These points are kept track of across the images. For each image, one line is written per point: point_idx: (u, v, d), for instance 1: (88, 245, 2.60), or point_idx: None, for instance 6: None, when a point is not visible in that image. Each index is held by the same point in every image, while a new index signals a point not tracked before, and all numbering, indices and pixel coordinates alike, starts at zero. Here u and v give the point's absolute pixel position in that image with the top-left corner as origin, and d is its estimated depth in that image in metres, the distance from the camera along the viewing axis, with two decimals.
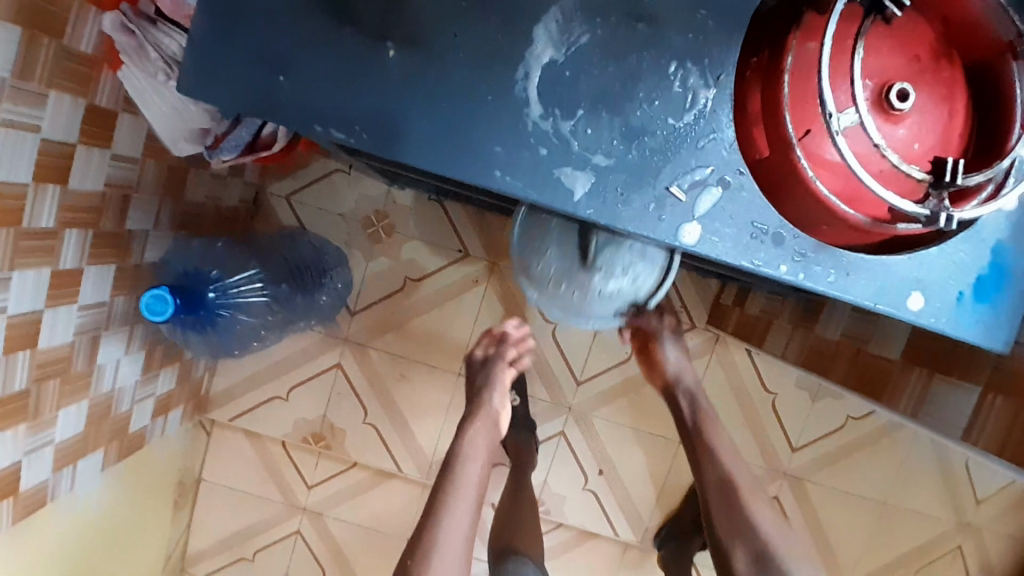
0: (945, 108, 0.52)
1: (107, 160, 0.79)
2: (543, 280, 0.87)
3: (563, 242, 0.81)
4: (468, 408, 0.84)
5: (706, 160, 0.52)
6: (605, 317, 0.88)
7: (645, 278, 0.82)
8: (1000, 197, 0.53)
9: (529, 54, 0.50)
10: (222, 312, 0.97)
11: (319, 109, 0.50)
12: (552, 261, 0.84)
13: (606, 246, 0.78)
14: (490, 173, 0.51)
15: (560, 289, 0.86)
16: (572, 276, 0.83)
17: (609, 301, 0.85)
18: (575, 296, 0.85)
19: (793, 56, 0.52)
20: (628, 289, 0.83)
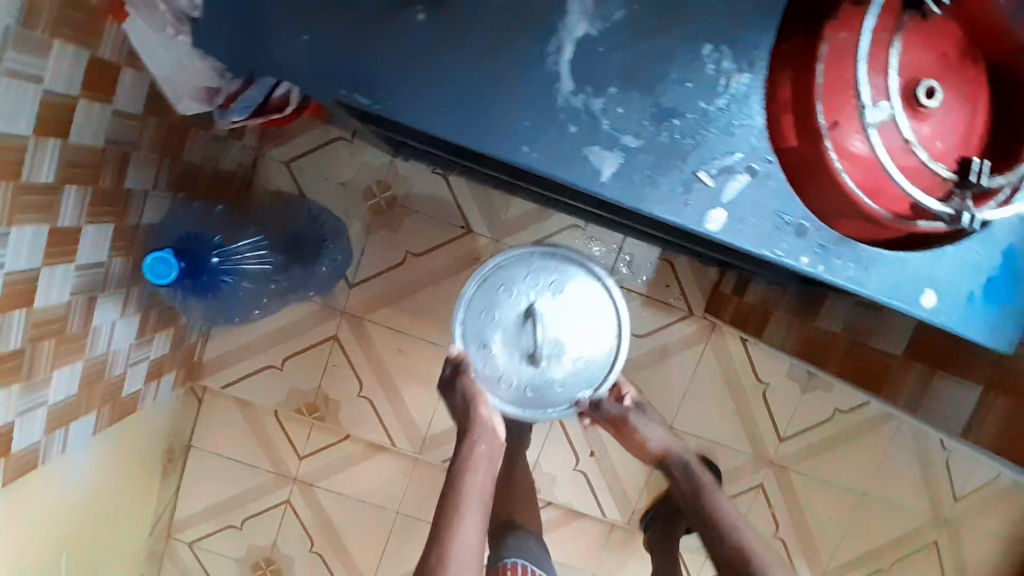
0: (970, 108, 0.52)
1: (109, 115, 0.76)
2: (494, 382, 0.88)
3: (513, 334, 0.89)
4: (461, 429, 0.82)
5: (735, 146, 0.51)
6: (562, 407, 0.90)
7: (589, 362, 0.91)
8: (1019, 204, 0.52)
9: (563, 26, 0.49)
10: (224, 277, 0.99)
11: (343, 73, 0.49)
12: (501, 356, 0.89)
13: (548, 332, 0.90)
14: (516, 147, 0.49)
15: (511, 386, 0.89)
16: (521, 370, 0.89)
17: (559, 392, 0.90)
18: (526, 393, 0.89)
19: (828, 44, 0.50)
20: (575, 375, 0.90)
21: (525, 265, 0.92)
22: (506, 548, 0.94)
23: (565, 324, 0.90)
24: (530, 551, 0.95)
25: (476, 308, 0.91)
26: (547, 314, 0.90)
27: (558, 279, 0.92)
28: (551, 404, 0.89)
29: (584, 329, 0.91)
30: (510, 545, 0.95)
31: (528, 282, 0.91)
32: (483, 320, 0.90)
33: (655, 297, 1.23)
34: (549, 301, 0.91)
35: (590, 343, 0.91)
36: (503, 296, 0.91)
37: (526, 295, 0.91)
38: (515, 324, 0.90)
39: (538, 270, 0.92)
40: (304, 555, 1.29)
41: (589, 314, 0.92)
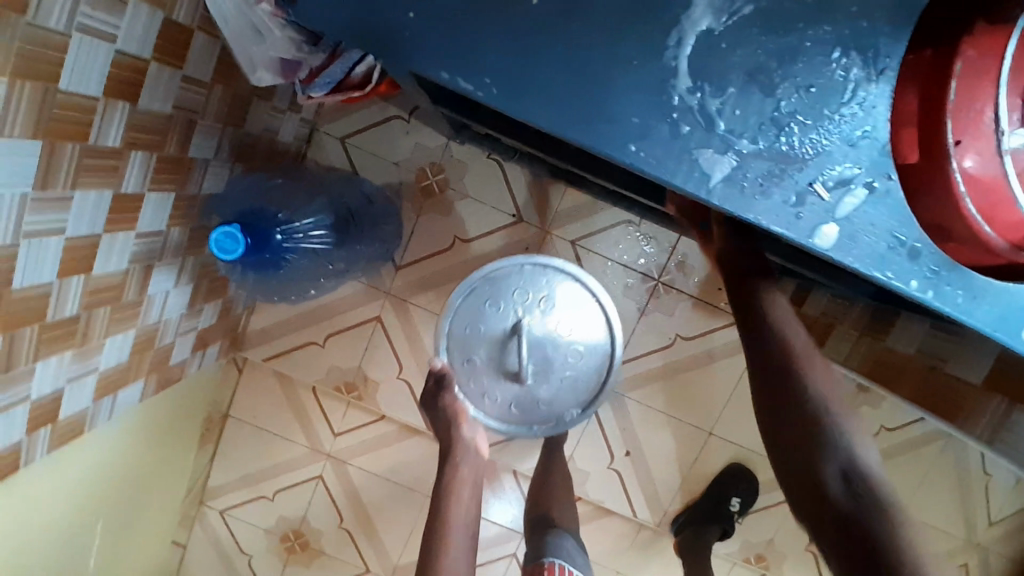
0: None
1: (178, 81, 0.74)
2: (479, 397, 0.89)
3: (497, 349, 0.89)
4: (443, 451, 0.78)
5: (856, 159, 0.48)
6: (547, 423, 0.92)
7: (575, 379, 0.91)
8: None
9: (686, 18, 0.45)
10: (285, 255, 0.94)
11: (448, 54, 0.46)
12: (485, 372, 0.89)
13: (535, 349, 0.89)
14: (623, 145, 0.47)
15: (496, 402, 0.89)
16: (506, 387, 0.89)
17: (543, 410, 0.91)
18: (511, 409, 0.90)
19: (963, 63, 0.47)
20: (561, 393, 0.91)
21: (515, 278, 0.91)
22: (548, 547, 0.91)
23: (552, 342, 0.90)
24: (567, 551, 0.91)
25: (462, 321, 0.90)
26: (534, 331, 0.89)
27: (547, 295, 0.91)
28: (532, 421, 0.91)
29: (571, 347, 0.90)
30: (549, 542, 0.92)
31: (517, 296, 0.90)
32: (469, 335, 0.90)
33: (707, 301, 1.18)
34: (538, 318, 0.90)
35: (577, 362, 0.91)
36: (490, 310, 0.90)
37: (515, 310, 0.90)
38: (501, 340, 0.89)
39: (527, 285, 0.91)
40: (331, 530, 1.30)
41: (577, 331, 0.91)
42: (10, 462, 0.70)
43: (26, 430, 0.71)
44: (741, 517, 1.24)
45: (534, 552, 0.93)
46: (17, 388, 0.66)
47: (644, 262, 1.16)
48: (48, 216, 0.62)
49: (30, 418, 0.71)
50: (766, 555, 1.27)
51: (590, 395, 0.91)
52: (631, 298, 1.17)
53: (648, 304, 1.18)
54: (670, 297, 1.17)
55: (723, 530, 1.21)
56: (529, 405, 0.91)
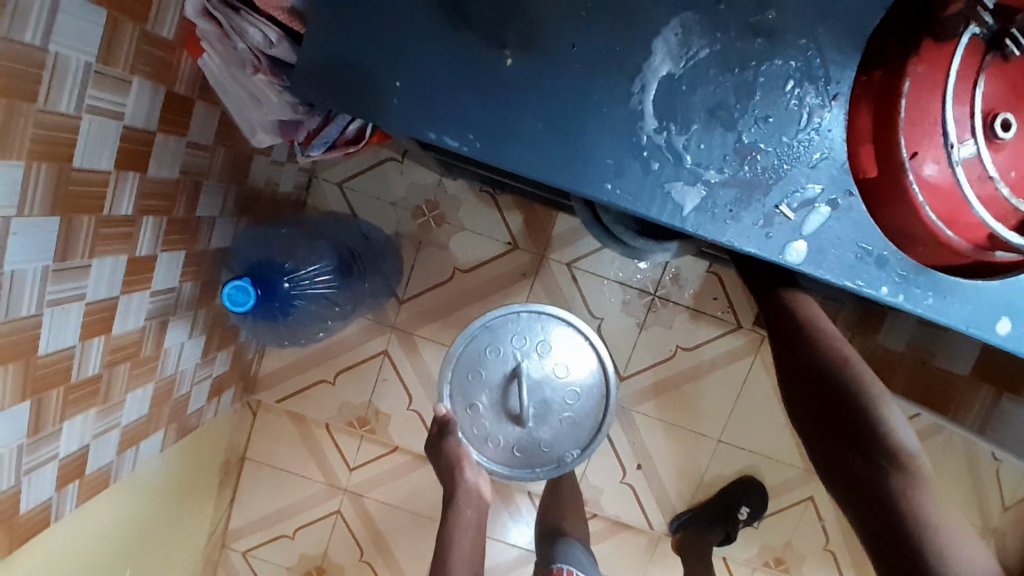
0: None
1: (182, 147, 0.79)
2: (481, 441, 0.92)
3: (498, 396, 0.92)
4: (446, 493, 0.85)
5: (817, 179, 0.52)
6: (549, 466, 0.93)
7: (575, 422, 0.93)
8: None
9: (647, 67, 0.50)
10: (294, 301, 0.98)
11: (434, 115, 0.51)
12: (487, 416, 0.92)
13: (535, 393, 0.92)
14: (601, 184, 0.50)
15: (498, 446, 0.92)
16: (507, 430, 0.91)
17: (545, 452, 0.93)
18: (513, 453, 0.92)
19: (909, 80, 0.50)
20: (560, 435, 0.93)
21: (513, 325, 0.94)
22: (557, 553, 0.94)
23: (550, 385, 0.93)
24: (573, 557, 0.93)
25: (464, 368, 0.93)
26: (533, 375, 0.92)
27: (544, 340, 0.94)
28: (534, 465, 0.93)
29: (569, 388, 0.93)
30: (558, 549, 0.95)
31: (515, 342, 0.94)
32: (471, 380, 0.93)
33: (704, 310, 1.20)
34: (536, 363, 0.93)
35: (575, 403, 0.93)
36: (490, 356, 0.93)
37: (514, 355, 0.93)
38: (501, 385, 0.92)
39: (524, 331, 0.94)
40: (353, 564, 1.32)
41: (574, 373, 0.94)
42: (42, 520, 0.73)
43: (55, 487, 0.74)
44: (755, 522, 1.26)
45: (544, 560, 0.95)
46: (45, 448, 0.70)
47: (640, 278, 1.20)
48: (69, 284, 0.66)
49: (59, 475, 0.74)
50: (785, 557, 1.28)
51: (590, 440, 0.93)
52: (629, 314, 1.21)
53: (647, 317, 1.21)
54: (667, 309, 1.21)
55: (726, 534, 1.23)
56: (530, 451, 0.93)
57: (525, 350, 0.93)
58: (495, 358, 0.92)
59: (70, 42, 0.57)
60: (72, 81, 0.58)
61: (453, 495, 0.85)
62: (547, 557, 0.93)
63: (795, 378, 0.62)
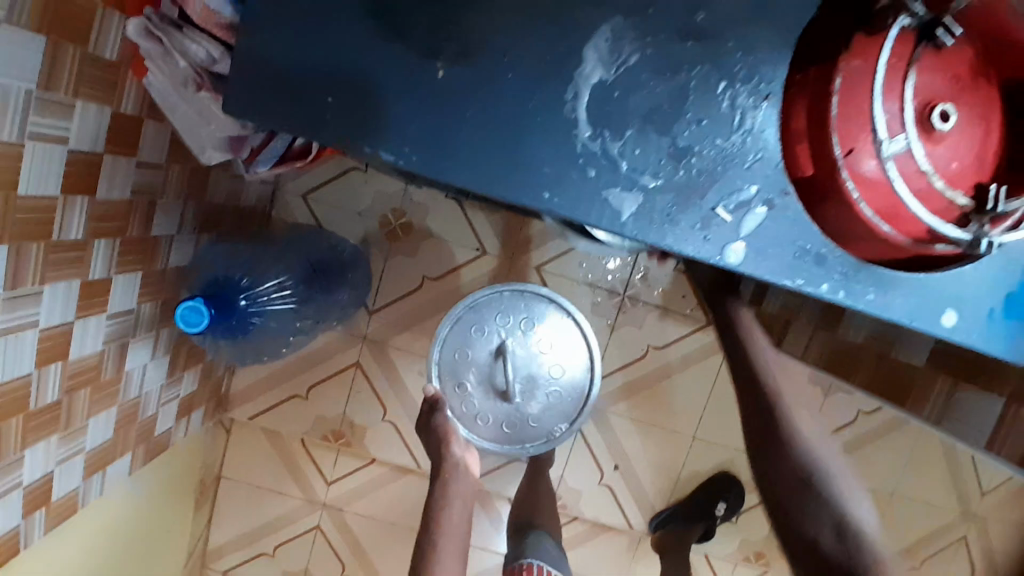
0: (982, 128, 0.51)
1: (133, 168, 0.79)
2: (471, 420, 0.90)
3: (484, 372, 0.91)
4: (434, 468, 0.86)
5: (753, 180, 0.52)
6: (539, 441, 0.92)
7: (562, 396, 0.93)
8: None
9: (579, 74, 0.50)
10: (253, 319, 0.96)
11: (369, 129, 0.50)
12: (476, 395, 0.90)
13: (521, 368, 0.91)
14: (538, 193, 0.51)
15: (488, 423, 0.90)
16: (496, 407, 0.90)
17: (534, 427, 0.92)
18: (502, 429, 0.91)
19: (842, 75, 0.49)
20: (549, 409, 0.92)
21: (497, 304, 0.93)
22: (527, 547, 0.94)
23: (537, 360, 0.92)
24: (545, 551, 0.94)
25: (450, 349, 0.91)
26: (518, 352, 0.91)
27: (529, 317, 0.94)
28: (525, 439, 0.92)
29: (555, 362, 0.93)
30: (529, 543, 0.95)
31: (499, 320, 0.93)
32: (458, 360, 0.91)
33: (672, 308, 1.21)
34: (521, 340, 0.92)
35: (562, 376, 0.93)
36: (475, 335, 0.92)
37: (499, 334, 0.92)
38: (488, 363, 0.91)
39: (508, 309, 0.93)
40: None
41: (560, 348, 0.94)
42: (10, 549, 0.72)
43: (22, 514, 0.73)
44: (734, 516, 1.27)
45: (513, 555, 0.95)
46: (7, 477, 0.69)
47: (609, 278, 1.20)
48: (21, 311, 0.65)
49: (26, 502, 0.73)
50: (766, 551, 1.29)
51: (579, 411, 0.93)
52: (600, 315, 1.21)
53: (618, 318, 1.21)
54: (637, 309, 1.21)
55: (704, 530, 1.25)
56: (520, 426, 0.91)
57: (510, 327, 0.92)
58: (481, 334, 0.91)
59: (11, 70, 0.56)
60: (13, 108, 0.57)
61: (440, 469, 0.85)
62: (517, 551, 0.94)
63: (764, 444, 0.80)
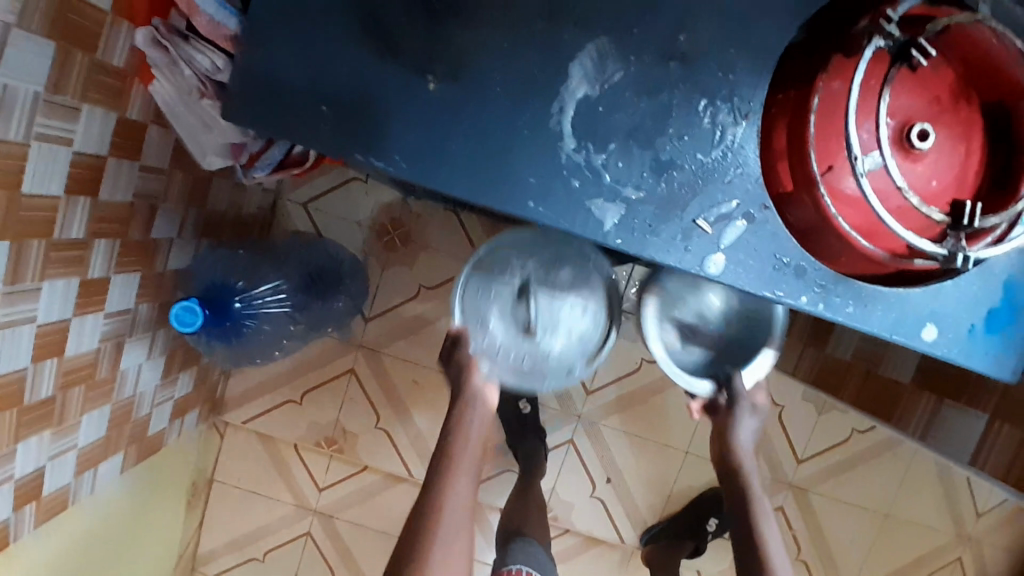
0: (963, 148, 0.52)
1: (136, 171, 0.81)
2: (490, 357, 0.79)
3: (504, 309, 0.79)
4: (452, 394, 0.79)
5: (733, 194, 0.54)
6: (563, 381, 0.79)
7: (590, 333, 0.79)
8: (1008, 240, 0.53)
9: (565, 89, 0.52)
10: (246, 322, 0.98)
11: (360, 137, 0.52)
12: (496, 330, 0.79)
13: (545, 302, 0.78)
14: (523, 202, 0.52)
15: (508, 362, 0.79)
16: (517, 344, 0.78)
17: (558, 368, 0.79)
18: (523, 368, 0.78)
19: (820, 95, 0.51)
20: (576, 347, 0.79)
21: (519, 236, 0.81)
22: (511, 553, 0.95)
23: (563, 293, 0.79)
24: (536, 558, 0.95)
25: (468, 279, 0.79)
26: (544, 285, 0.78)
27: (555, 248, 0.81)
28: (546, 379, 0.79)
29: (584, 296, 0.79)
30: (513, 550, 0.96)
31: (523, 251, 0.80)
32: (476, 292, 0.79)
33: None
34: (546, 272, 0.80)
35: (590, 311, 0.79)
36: (496, 266, 0.80)
37: (522, 265, 0.79)
38: (509, 295, 0.79)
39: (532, 238, 0.80)
40: None
41: (588, 279, 0.80)
42: None
43: (13, 508, 0.74)
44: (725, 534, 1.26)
45: (497, 562, 0.95)
46: None
47: None
48: (20, 307, 0.66)
49: (16, 496, 0.74)
50: None
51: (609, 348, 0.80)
52: None
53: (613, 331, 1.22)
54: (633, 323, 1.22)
55: (696, 547, 1.23)
56: (541, 364, 0.78)
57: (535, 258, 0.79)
58: (503, 269, 0.77)
59: (20, 74, 0.58)
60: (19, 110, 0.59)
61: (458, 394, 0.79)
62: (502, 559, 0.94)
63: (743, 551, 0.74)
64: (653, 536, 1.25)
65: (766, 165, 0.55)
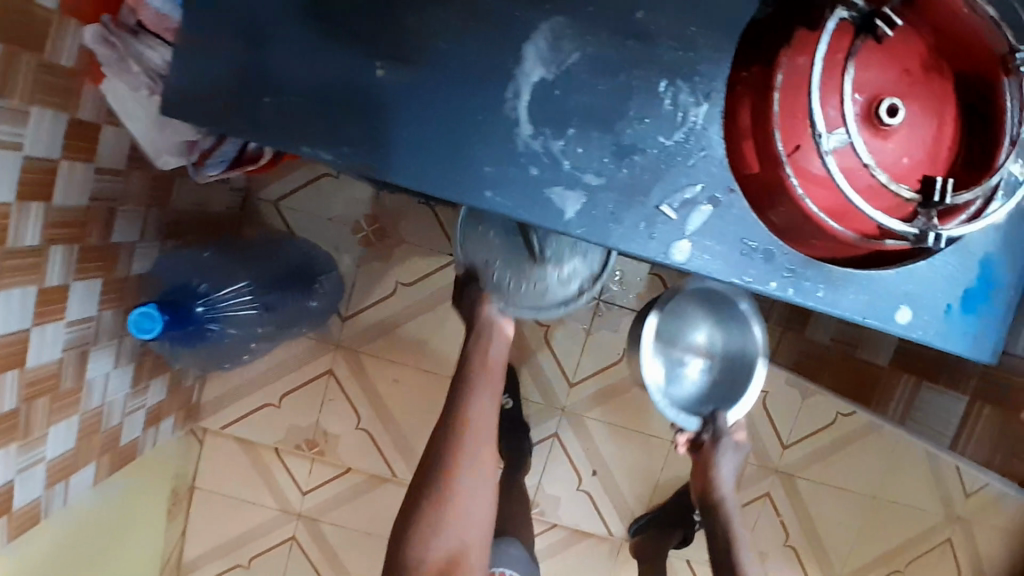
0: (935, 122, 0.50)
1: (91, 174, 0.78)
2: (500, 291, 0.76)
3: (510, 252, 0.74)
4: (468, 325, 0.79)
5: (697, 177, 0.52)
6: (573, 300, 0.72)
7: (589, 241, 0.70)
8: (985, 215, 0.52)
9: (519, 73, 0.50)
10: (210, 327, 0.94)
11: (306, 129, 0.50)
12: (500, 263, 0.75)
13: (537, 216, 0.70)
14: (479, 192, 0.50)
15: (518, 290, 0.74)
16: (521, 271, 0.73)
17: (565, 286, 0.71)
18: (530, 293, 0.73)
19: (784, 72, 0.50)
20: (579, 260, 0.70)
21: None
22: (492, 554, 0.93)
23: None
24: (507, 556, 0.93)
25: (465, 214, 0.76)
26: None
27: None
28: (554, 298, 0.72)
29: None
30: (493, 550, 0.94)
31: None
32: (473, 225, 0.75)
33: None
34: None
35: None
36: None
37: None
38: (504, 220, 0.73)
39: None
40: None
41: None
42: None
43: None
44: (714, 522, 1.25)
45: None
46: None
47: None
48: None
49: None
50: None
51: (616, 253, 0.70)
52: (576, 319, 1.21)
53: (594, 323, 1.21)
54: (614, 314, 1.21)
55: (684, 538, 1.21)
56: (544, 283, 0.71)
57: None
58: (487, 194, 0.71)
59: None
60: None
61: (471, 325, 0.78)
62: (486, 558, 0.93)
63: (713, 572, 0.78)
64: (641, 526, 1.24)
65: (732, 146, 0.53)
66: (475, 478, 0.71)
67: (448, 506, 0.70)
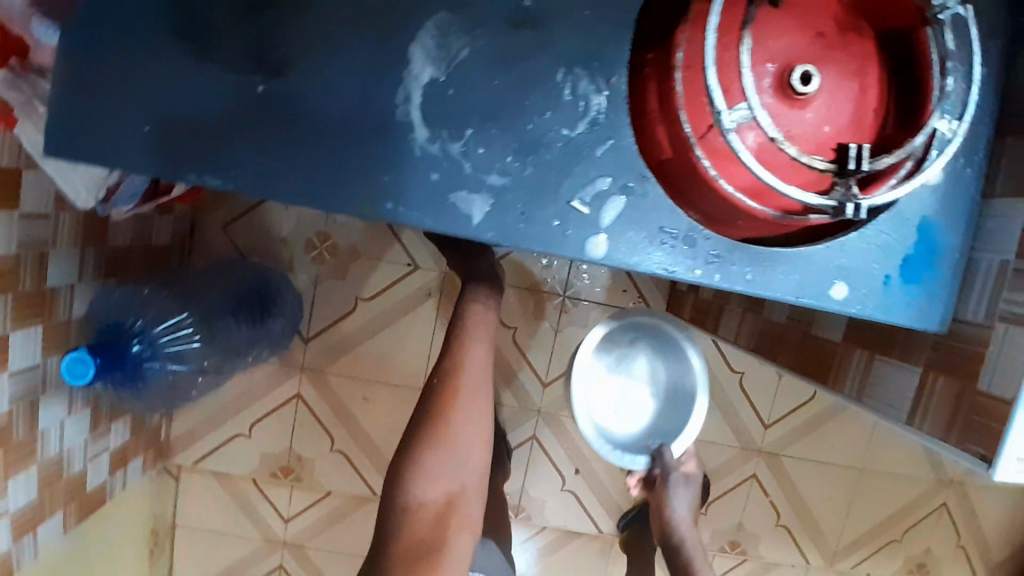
0: (855, 85, 0.49)
1: (16, 221, 0.76)
2: None
3: None
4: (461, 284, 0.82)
5: (605, 169, 0.51)
6: None
7: None
8: (919, 173, 0.50)
9: (408, 75, 0.48)
10: (149, 363, 0.99)
11: (193, 156, 0.48)
12: None
13: None
14: (381, 204, 0.49)
15: None
16: None
17: None
18: None
19: (682, 51, 0.49)
20: None
21: None
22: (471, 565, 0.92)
23: None
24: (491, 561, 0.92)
25: None
26: None
27: None
28: None
29: None
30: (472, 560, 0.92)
31: None
32: None
33: (615, 303, 1.20)
34: None
35: None
36: None
37: None
38: None
39: None
40: None
41: None
42: None
43: None
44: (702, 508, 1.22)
45: None
46: None
47: (549, 280, 1.19)
48: None
49: None
50: (740, 540, 1.26)
51: None
52: (542, 319, 1.19)
53: (561, 321, 1.19)
54: (580, 309, 1.19)
55: None
56: None
57: None
58: None
59: None
60: None
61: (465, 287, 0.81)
62: None
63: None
64: (628, 519, 1.22)
65: (643, 133, 0.52)
66: (468, 425, 0.71)
67: (441, 452, 0.69)
